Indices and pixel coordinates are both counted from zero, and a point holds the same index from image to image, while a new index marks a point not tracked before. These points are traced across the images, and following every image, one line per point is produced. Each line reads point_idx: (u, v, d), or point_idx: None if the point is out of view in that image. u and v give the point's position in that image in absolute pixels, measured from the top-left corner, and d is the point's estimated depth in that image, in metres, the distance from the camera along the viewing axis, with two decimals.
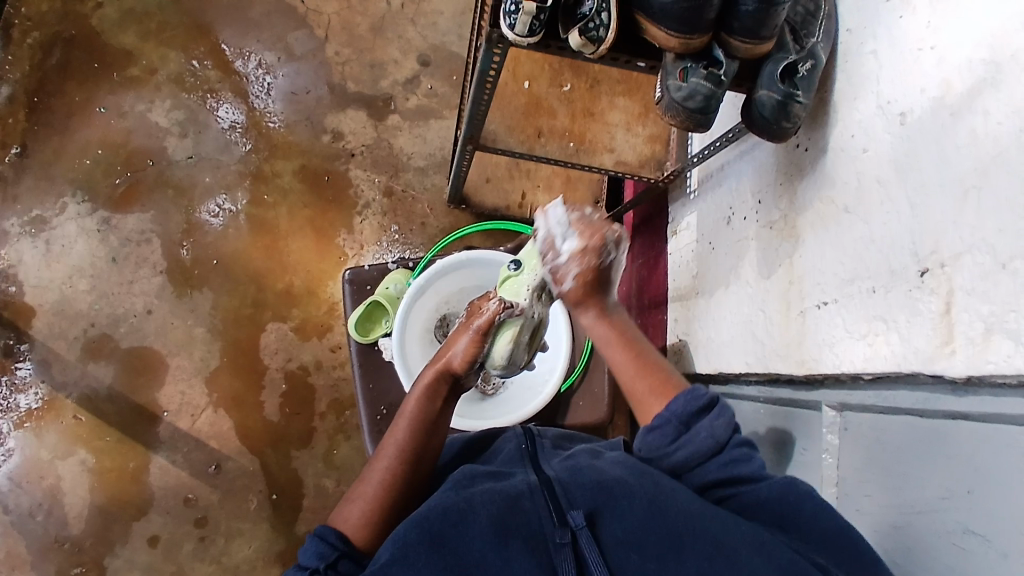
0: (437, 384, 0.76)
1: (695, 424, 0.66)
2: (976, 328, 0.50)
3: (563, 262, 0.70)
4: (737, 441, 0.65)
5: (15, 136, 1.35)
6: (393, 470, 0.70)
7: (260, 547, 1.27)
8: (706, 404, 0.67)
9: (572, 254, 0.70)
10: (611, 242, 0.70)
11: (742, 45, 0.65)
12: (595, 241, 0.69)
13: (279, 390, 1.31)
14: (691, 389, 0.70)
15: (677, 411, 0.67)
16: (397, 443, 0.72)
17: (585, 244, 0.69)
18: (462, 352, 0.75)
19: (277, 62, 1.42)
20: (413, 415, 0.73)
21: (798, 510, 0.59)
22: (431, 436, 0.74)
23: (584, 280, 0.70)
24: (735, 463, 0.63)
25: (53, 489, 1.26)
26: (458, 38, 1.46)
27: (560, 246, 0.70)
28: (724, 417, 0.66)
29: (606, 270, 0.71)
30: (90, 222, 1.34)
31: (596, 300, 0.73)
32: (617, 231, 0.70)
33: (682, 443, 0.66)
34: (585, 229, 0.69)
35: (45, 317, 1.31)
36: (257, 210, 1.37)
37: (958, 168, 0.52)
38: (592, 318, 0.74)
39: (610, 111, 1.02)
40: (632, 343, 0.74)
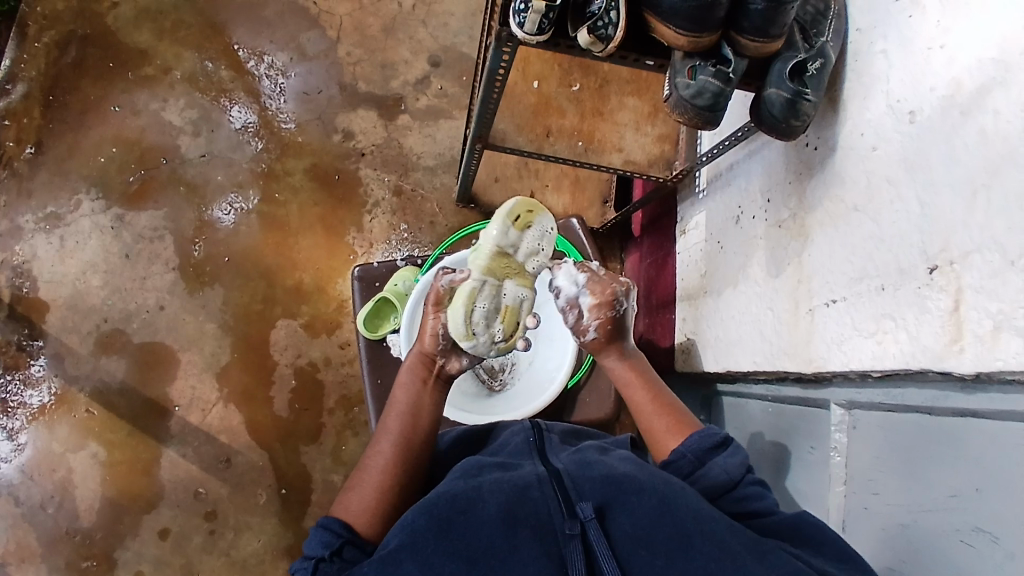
0: (418, 369, 0.80)
1: (709, 460, 0.68)
2: (984, 326, 0.50)
3: (583, 321, 0.79)
4: (751, 479, 0.66)
5: (31, 134, 1.37)
6: (386, 454, 0.72)
7: (268, 541, 1.28)
8: (720, 442, 0.69)
9: (591, 312, 0.78)
10: (621, 295, 0.78)
11: (751, 44, 0.65)
12: (607, 295, 0.77)
13: (288, 385, 1.32)
14: (703, 429, 0.72)
15: (692, 446, 0.69)
16: (388, 430, 0.75)
17: (598, 301, 0.78)
18: (429, 331, 0.79)
19: (290, 62, 1.43)
20: (401, 402, 0.77)
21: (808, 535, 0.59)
22: (421, 417, 0.77)
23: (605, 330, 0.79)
24: (748, 499, 0.64)
25: (64, 482, 1.27)
26: (469, 39, 1.47)
27: (578, 306, 0.79)
28: (738, 456, 0.68)
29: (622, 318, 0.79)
30: (104, 219, 1.36)
31: (617, 343, 0.81)
32: (625, 284, 0.79)
33: (696, 478, 0.67)
34: (597, 288, 0.78)
35: (58, 312, 1.32)
36: (269, 207, 1.38)
37: (967, 165, 0.52)
38: (614, 360, 0.81)
39: (619, 111, 1.03)
40: (651, 383, 0.80)
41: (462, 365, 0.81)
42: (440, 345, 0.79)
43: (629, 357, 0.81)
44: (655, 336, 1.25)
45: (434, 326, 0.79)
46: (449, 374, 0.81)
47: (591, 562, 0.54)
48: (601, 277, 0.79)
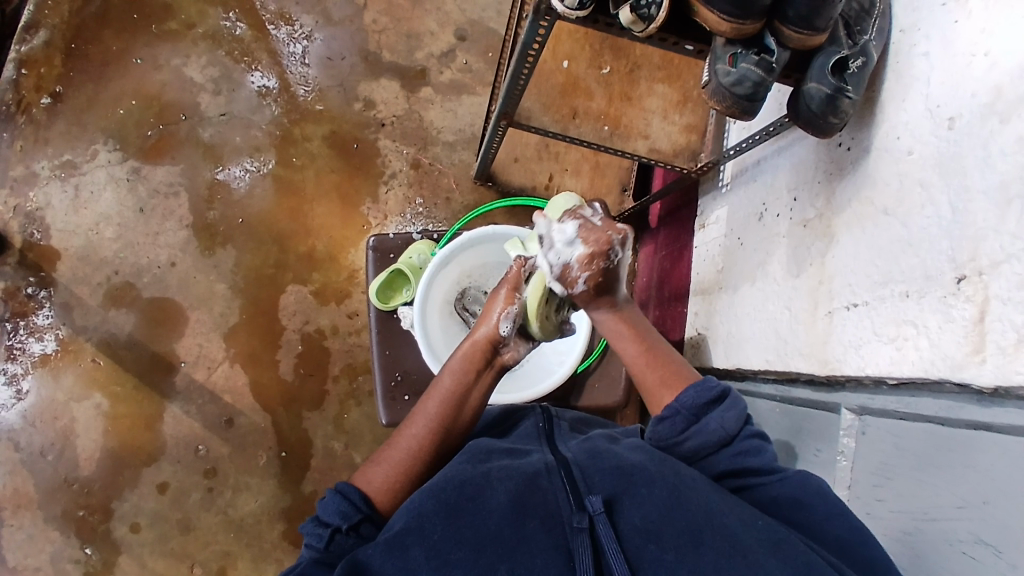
0: (473, 356, 0.76)
1: (705, 416, 0.67)
2: (1008, 338, 0.50)
3: (571, 271, 0.70)
4: (749, 433, 0.66)
5: (50, 82, 1.36)
6: (421, 440, 0.71)
7: (266, 502, 1.29)
8: (717, 396, 0.69)
9: (579, 263, 0.69)
10: (617, 244, 0.69)
11: (795, 35, 0.64)
12: (602, 242, 0.68)
13: (295, 350, 1.33)
14: (702, 380, 0.71)
15: (687, 402, 0.68)
16: (428, 412, 0.73)
17: (591, 249, 0.69)
18: (495, 316, 0.76)
19: (315, 26, 1.41)
20: (447, 387, 0.74)
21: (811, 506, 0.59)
22: (464, 408, 0.74)
23: (597, 283, 0.71)
24: (744, 455, 0.65)
25: (66, 431, 1.28)
26: (497, 14, 1.44)
27: (570, 261, 0.70)
28: (735, 409, 0.67)
29: (615, 270, 0.71)
30: (120, 171, 1.35)
31: (604, 298, 0.74)
32: (621, 232, 0.69)
33: (693, 433, 0.67)
34: (590, 237, 0.69)
35: (69, 261, 1.32)
36: (285, 171, 1.37)
37: (1002, 174, 0.51)
38: (603, 312, 0.75)
39: (648, 97, 1.01)
40: (642, 334, 0.76)
41: (519, 353, 0.79)
42: (505, 333, 0.76)
43: (620, 309, 0.75)
44: (666, 328, 1.25)
45: (505, 308, 0.76)
46: (504, 364, 0.79)
47: (600, 556, 0.54)
48: (597, 223, 0.70)
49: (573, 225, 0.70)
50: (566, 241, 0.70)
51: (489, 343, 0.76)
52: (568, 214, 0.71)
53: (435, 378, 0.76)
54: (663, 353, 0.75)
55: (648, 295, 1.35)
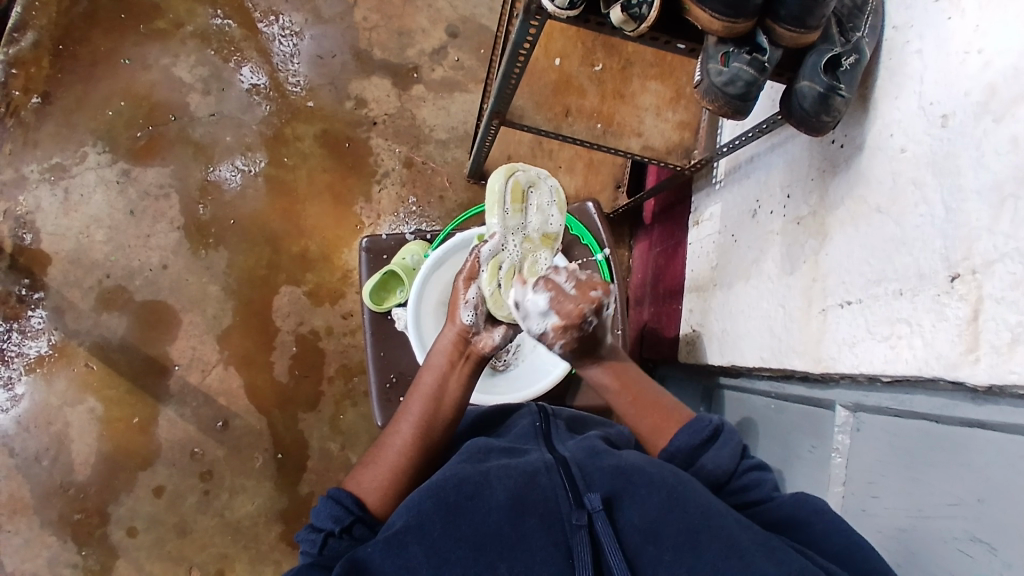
0: (446, 350, 0.76)
1: (699, 459, 0.67)
2: (1002, 337, 0.50)
3: (546, 336, 0.68)
4: (746, 467, 0.67)
5: (39, 83, 1.34)
6: (407, 437, 0.71)
7: (262, 504, 1.28)
8: (711, 434, 0.68)
9: (554, 332, 0.66)
10: (591, 314, 0.65)
11: (787, 34, 0.63)
12: (573, 317, 0.65)
13: (289, 352, 1.32)
14: (695, 418, 0.70)
15: (680, 445, 0.68)
16: (411, 409, 0.73)
17: (563, 323, 0.65)
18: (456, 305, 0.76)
19: (304, 24, 1.40)
20: (428, 384, 0.74)
21: (809, 526, 0.59)
22: (447, 399, 0.74)
23: (572, 347, 0.69)
24: (744, 491, 0.65)
25: (61, 435, 1.27)
26: (489, 11, 1.44)
27: (541, 330, 0.67)
28: (729, 447, 0.67)
29: (593, 333, 0.68)
30: (110, 173, 1.34)
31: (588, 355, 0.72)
32: (595, 300, 0.65)
33: (688, 476, 0.66)
34: (564, 309, 0.65)
35: (60, 265, 1.31)
36: (277, 171, 1.36)
37: (996, 174, 0.51)
38: (592, 367, 0.74)
39: (641, 95, 1.00)
40: (633, 381, 0.74)
41: (494, 343, 0.76)
42: (470, 322, 0.75)
43: (608, 362, 0.74)
44: (661, 324, 1.25)
45: (464, 294, 0.75)
46: (482, 354, 0.77)
47: (599, 555, 0.54)
48: (570, 293, 0.65)
49: (545, 298, 0.66)
50: (540, 313, 0.66)
51: (459, 337, 0.76)
52: (545, 283, 0.66)
53: (416, 377, 0.76)
54: (655, 398, 0.74)
55: (643, 291, 1.35)
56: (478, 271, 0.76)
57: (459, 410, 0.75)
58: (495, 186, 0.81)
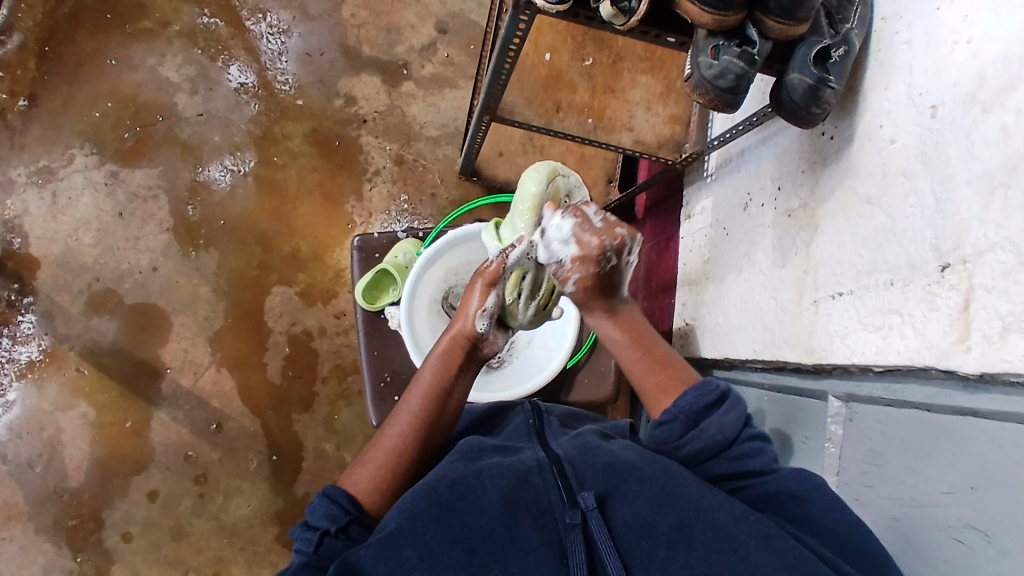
0: (454, 350, 0.75)
1: (704, 421, 0.67)
2: (993, 326, 0.50)
3: (563, 270, 0.67)
4: (749, 435, 0.66)
5: (24, 85, 1.32)
6: (406, 437, 0.70)
7: (258, 506, 1.28)
8: (714, 400, 0.68)
9: (572, 264, 0.66)
10: (612, 251, 0.65)
11: (776, 26, 0.63)
12: (594, 248, 0.64)
13: (283, 352, 1.31)
14: (701, 383, 0.70)
15: (685, 406, 0.68)
16: (410, 408, 0.72)
17: (582, 255, 0.65)
18: (472, 309, 0.74)
19: (292, 22, 1.39)
20: (429, 382, 0.74)
21: (808, 504, 0.59)
22: (448, 400, 0.74)
23: (586, 287, 0.68)
24: (743, 458, 0.65)
25: (53, 440, 1.26)
26: (477, 6, 1.43)
27: (563, 258, 0.66)
28: (734, 413, 0.67)
29: (610, 274, 0.67)
30: (97, 175, 1.33)
31: (602, 299, 0.70)
32: (618, 237, 0.65)
33: (692, 438, 0.66)
34: (585, 240, 0.65)
35: (49, 269, 1.30)
36: (266, 171, 1.35)
37: (986, 163, 0.51)
38: (600, 318, 0.72)
39: (631, 89, 1.00)
40: (642, 338, 0.73)
41: (499, 345, 0.78)
42: (484, 330, 0.74)
43: (619, 316, 0.72)
44: (655, 318, 1.25)
45: (481, 303, 0.74)
46: (482, 356, 0.78)
47: (592, 553, 0.54)
48: (595, 225, 0.65)
49: (568, 223, 0.66)
50: (561, 240, 0.66)
51: (468, 338, 0.75)
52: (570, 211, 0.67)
53: (418, 372, 0.76)
54: (663, 356, 0.74)
55: (637, 286, 1.35)
56: (501, 277, 0.75)
57: (454, 407, 0.75)
58: (533, 189, 0.80)
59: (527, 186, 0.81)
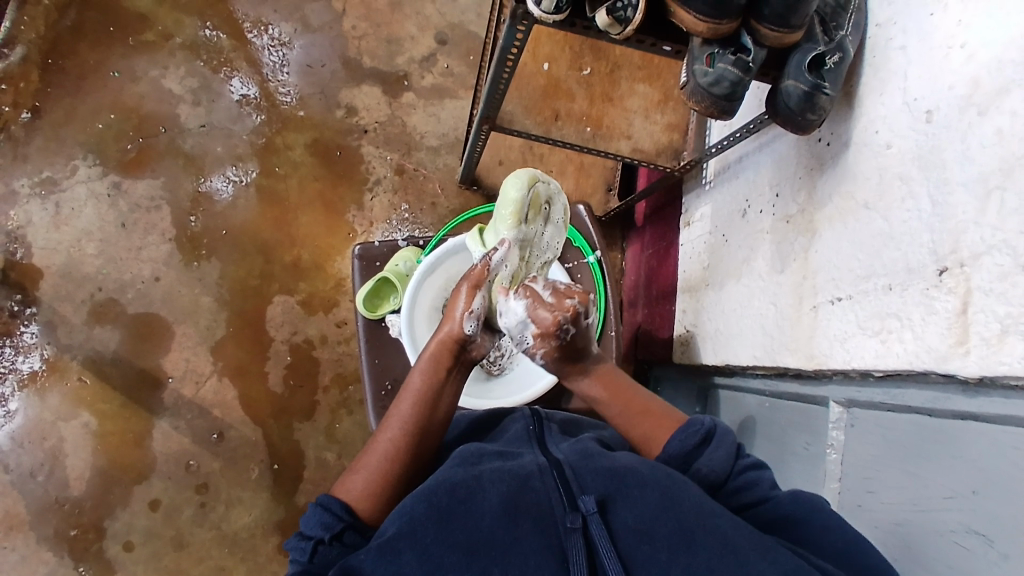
0: (442, 353, 0.76)
1: (695, 461, 0.66)
2: (992, 329, 0.50)
3: (528, 346, 0.74)
4: (740, 468, 0.65)
5: (28, 97, 1.34)
6: (397, 440, 0.70)
7: (259, 516, 1.28)
8: (702, 437, 0.68)
9: (534, 341, 0.72)
10: (567, 323, 0.70)
11: (771, 33, 0.64)
12: (551, 325, 0.70)
13: (284, 361, 1.32)
14: (687, 422, 0.70)
15: (673, 451, 0.67)
16: (401, 413, 0.72)
17: (541, 330, 0.71)
18: (459, 312, 0.75)
19: (293, 33, 1.40)
20: (418, 386, 0.74)
21: (807, 526, 0.58)
22: (439, 404, 0.74)
23: (553, 356, 0.74)
24: (740, 492, 0.63)
25: (55, 451, 1.26)
26: (477, 17, 1.44)
27: (524, 339, 0.73)
28: (723, 448, 0.66)
29: (572, 341, 0.73)
30: (100, 186, 1.34)
31: (576, 365, 0.76)
32: (569, 309, 0.70)
33: (687, 478, 0.65)
34: (541, 318, 0.71)
35: (52, 279, 1.31)
36: (268, 181, 1.36)
37: (982, 166, 0.51)
38: (579, 379, 0.77)
39: (629, 97, 1.01)
40: (623, 390, 0.76)
41: (485, 348, 0.79)
42: (472, 332, 0.75)
43: (592, 373, 0.77)
44: (655, 326, 1.25)
45: (468, 306, 0.75)
46: (469, 360, 0.78)
47: (593, 557, 0.54)
48: (547, 301, 0.71)
49: (522, 305, 0.72)
50: (518, 320, 0.72)
51: (454, 342, 0.76)
52: (522, 292, 0.73)
53: (408, 376, 0.76)
54: (647, 406, 0.74)
55: (637, 294, 1.35)
56: (484, 279, 0.77)
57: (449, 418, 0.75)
58: (515, 195, 0.81)
59: (508, 191, 0.82)
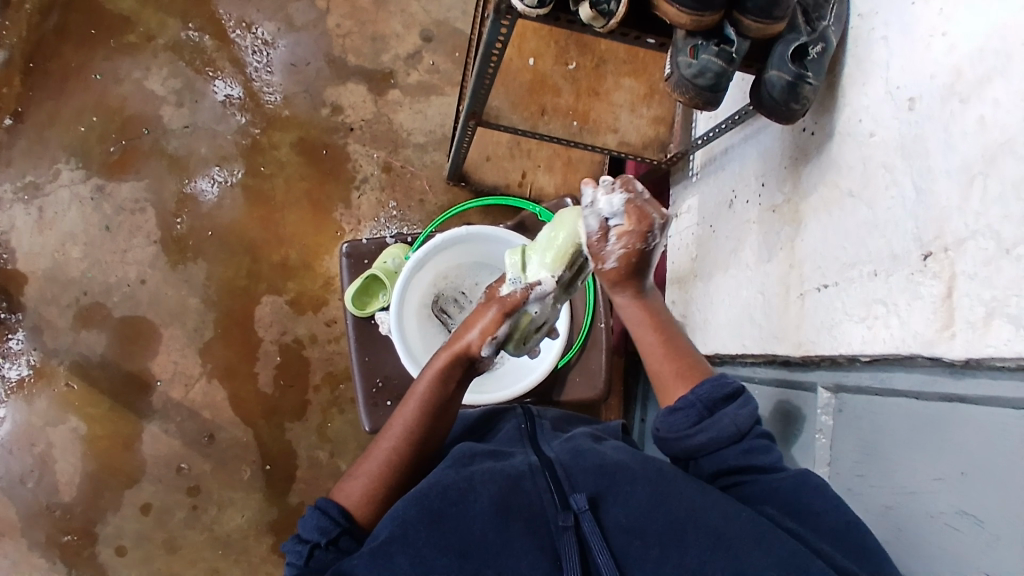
0: (452, 367, 0.73)
1: (719, 412, 0.67)
2: (977, 312, 0.51)
3: (606, 240, 0.67)
4: (757, 432, 0.66)
5: (10, 101, 1.32)
6: (399, 450, 0.70)
7: (252, 517, 1.27)
8: (731, 393, 0.68)
9: (619, 236, 0.66)
10: (658, 227, 0.66)
11: (754, 25, 0.65)
12: (643, 225, 0.65)
13: (274, 362, 1.31)
14: (717, 376, 0.70)
15: (702, 395, 0.68)
16: (403, 422, 0.71)
17: (631, 227, 0.66)
18: (482, 332, 0.72)
19: (277, 33, 1.39)
20: (424, 397, 0.72)
21: (809, 502, 0.59)
22: (441, 418, 0.73)
23: (627, 262, 0.68)
24: (753, 453, 0.64)
25: (44, 456, 1.25)
26: (462, 14, 1.44)
27: (608, 232, 0.67)
28: (748, 409, 0.66)
29: (650, 253, 0.68)
30: (84, 189, 1.32)
31: (632, 282, 0.71)
32: (666, 214, 0.66)
33: (703, 427, 0.66)
34: (632, 212, 0.65)
35: (37, 283, 1.29)
36: (254, 180, 1.35)
37: (964, 153, 0.52)
38: (628, 299, 0.73)
39: (615, 91, 1.01)
40: (664, 327, 0.75)
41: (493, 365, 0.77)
42: (488, 356, 0.73)
43: (645, 298, 0.74)
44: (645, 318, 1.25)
45: (492, 331, 0.72)
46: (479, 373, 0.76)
47: (585, 554, 0.55)
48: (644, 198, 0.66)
49: (618, 197, 0.66)
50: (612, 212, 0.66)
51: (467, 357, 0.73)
52: (619, 184, 0.66)
53: (417, 380, 0.74)
54: (682, 347, 0.75)
55: None
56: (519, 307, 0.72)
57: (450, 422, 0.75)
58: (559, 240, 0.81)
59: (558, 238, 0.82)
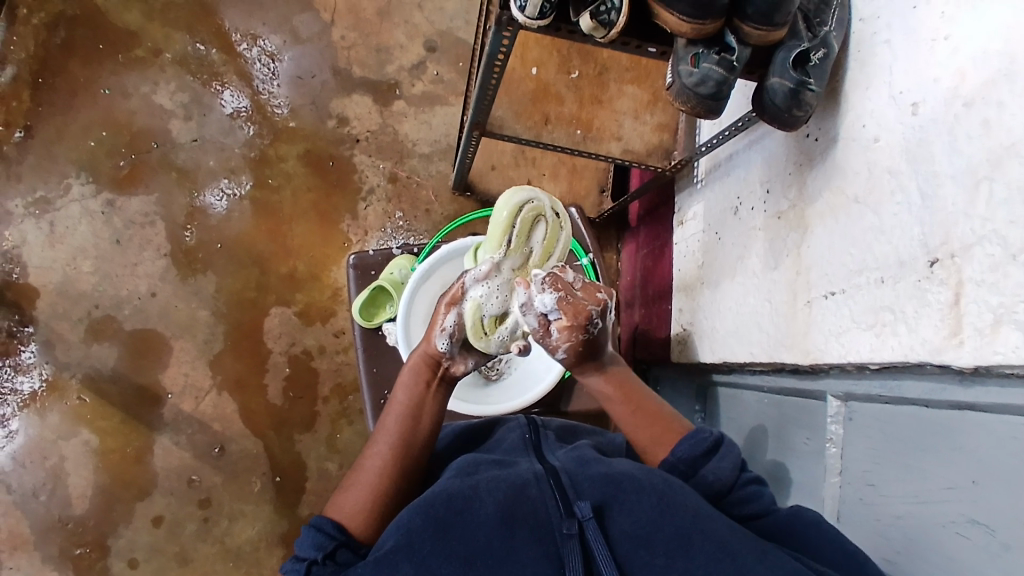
0: (420, 369, 0.78)
1: (700, 468, 0.67)
2: (985, 319, 0.50)
3: (552, 339, 0.71)
4: (745, 479, 0.66)
5: (20, 117, 1.34)
6: (387, 458, 0.71)
7: (263, 528, 1.28)
8: (711, 446, 0.68)
9: (558, 332, 0.70)
10: (596, 316, 0.69)
11: (755, 32, 0.64)
12: (580, 319, 0.69)
13: (283, 373, 1.32)
14: (695, 431, 0.71)
15: (681, 454, 0.68)
16: (389, 431, 0.74)
17: (569, 323, 0.69)
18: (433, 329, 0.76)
19: (283, 45, 1.41)
20: (404, 403, 0.75)
21: (809, 541, 0.59)
22: (421, 422, 0.75)
23: (575, 352, 0.72)
24: (743, 503, 0.64)
25: (56, 469, 1.26)
26: (465, 24, 1.45)
27: (550, 329, 0.71)
28: (729, 459, 0.67)
29: (596, 338, 0.72)
30: (94, 204, 1.34)
31: (590, 363, 0.75)
32: (601, 301, 0.69)
33: (687, 485, 0.66)
34: (567, 309, 0.69)
35: (48, 298, 1.31)
36: (262, 193, 1.36)
37: (969, 157, 0.52)
38: (591, 375, 0.77)
39: (619, 99, 1.02)
40: (633, 393, 0.77)
41: (465, 366, 0.78)
42: (444, 348, 0.76)
43: (608, 372, 0.77)
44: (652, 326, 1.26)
45: (441, 323, 0.75)
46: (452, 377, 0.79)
47: (589, 562, 0.54)
48: (577, 294, 0.69)
49: (550, 296, 0.70)
50: (545, 309, 0.70)
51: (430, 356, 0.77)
52: (549, 284, 0.70)
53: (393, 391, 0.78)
54: (654, 408, 0.76)
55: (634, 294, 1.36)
56: (461, 297, 0.74)
57: (436, 428, 0.76)
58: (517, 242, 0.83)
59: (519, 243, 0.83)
